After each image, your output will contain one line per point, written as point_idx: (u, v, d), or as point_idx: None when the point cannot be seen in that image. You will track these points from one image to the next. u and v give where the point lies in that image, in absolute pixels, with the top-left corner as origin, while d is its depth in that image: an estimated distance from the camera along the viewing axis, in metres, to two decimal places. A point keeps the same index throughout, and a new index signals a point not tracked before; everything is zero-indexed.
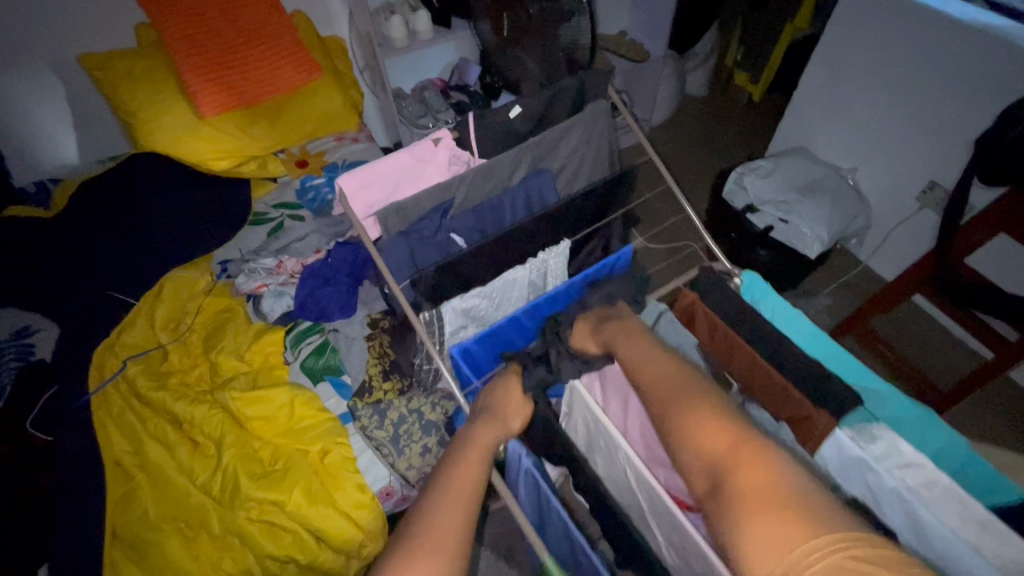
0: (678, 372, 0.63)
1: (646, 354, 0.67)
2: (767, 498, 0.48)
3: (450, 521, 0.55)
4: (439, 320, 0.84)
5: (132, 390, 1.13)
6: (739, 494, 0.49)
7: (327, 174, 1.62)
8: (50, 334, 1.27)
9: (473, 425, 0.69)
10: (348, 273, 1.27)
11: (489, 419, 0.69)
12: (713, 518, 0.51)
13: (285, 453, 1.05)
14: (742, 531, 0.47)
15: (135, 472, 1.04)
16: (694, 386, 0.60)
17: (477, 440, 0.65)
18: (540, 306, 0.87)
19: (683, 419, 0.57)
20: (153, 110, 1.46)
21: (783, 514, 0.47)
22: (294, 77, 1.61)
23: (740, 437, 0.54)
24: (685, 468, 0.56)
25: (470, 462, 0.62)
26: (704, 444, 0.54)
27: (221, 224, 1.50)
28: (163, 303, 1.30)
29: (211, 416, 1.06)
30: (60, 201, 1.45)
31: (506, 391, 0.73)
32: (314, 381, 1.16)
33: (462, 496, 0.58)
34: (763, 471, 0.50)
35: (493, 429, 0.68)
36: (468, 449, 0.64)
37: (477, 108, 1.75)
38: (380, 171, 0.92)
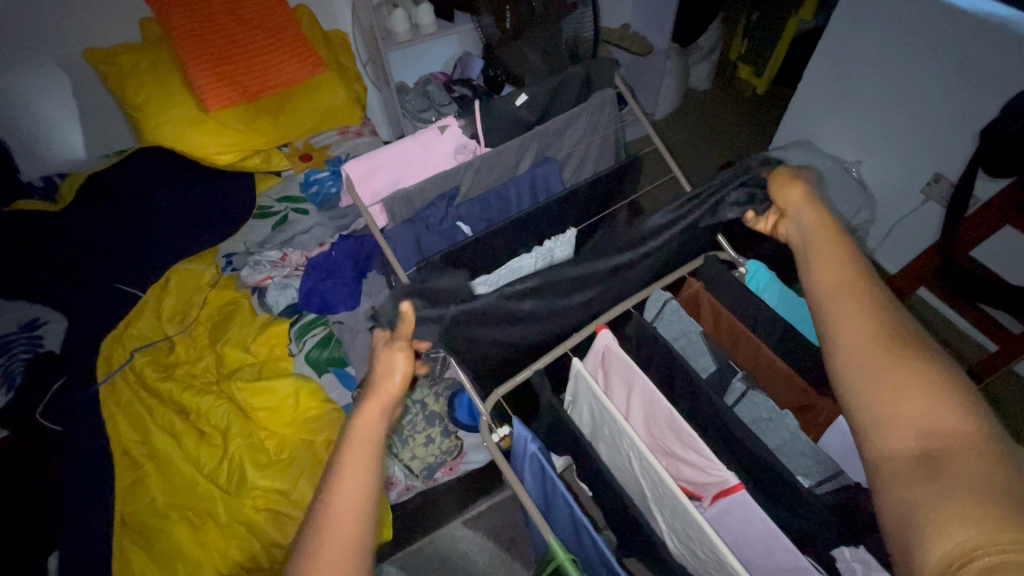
0: (890, 313, 0.53)
1: (857, 289, 0.56)
2: (987, 487, 0.40)
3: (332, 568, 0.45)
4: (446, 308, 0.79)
5: (139, 381, 1.14)
6: (953, 471, 0.41)
7: (332, 167, 1.64)
8: (59, 326, 1.28)
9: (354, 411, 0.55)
10: (351, 266, 1.28)
11: (368, 401, 0.56)
12: (897, 482, 0.44)
13: (290, 443, 1.06)
14: (940, 504, 0.40)
15: (144, 462, 1.05)
16: (913, 339, 0.51)
17: (353, 435, 0.53)
18: None
19: (895, 377, 0.48)
20: (160, 104, 1.47)
21: (1000, 509, 0.38)
22: (298, 72, 1.62)
23: (972, 423, 0.45)
24: (877, 417, 0.48)
25: (348, 476, 0.50)
26: (912, 413, 0.46)
27: (227, 218, 1.51)
28: (170, 296, 1.31)
29: (217, 406, 1.07)
30: (67, 195, 1.46)
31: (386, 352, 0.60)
32: (319, 372, 1.18)
33: (345, 532, 0.47)
34: (987, 466, 0.41)
35: (372, 416, 0.55)
36: (347, 456, 0.51)
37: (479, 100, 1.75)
38: (386, 158, 0.91)
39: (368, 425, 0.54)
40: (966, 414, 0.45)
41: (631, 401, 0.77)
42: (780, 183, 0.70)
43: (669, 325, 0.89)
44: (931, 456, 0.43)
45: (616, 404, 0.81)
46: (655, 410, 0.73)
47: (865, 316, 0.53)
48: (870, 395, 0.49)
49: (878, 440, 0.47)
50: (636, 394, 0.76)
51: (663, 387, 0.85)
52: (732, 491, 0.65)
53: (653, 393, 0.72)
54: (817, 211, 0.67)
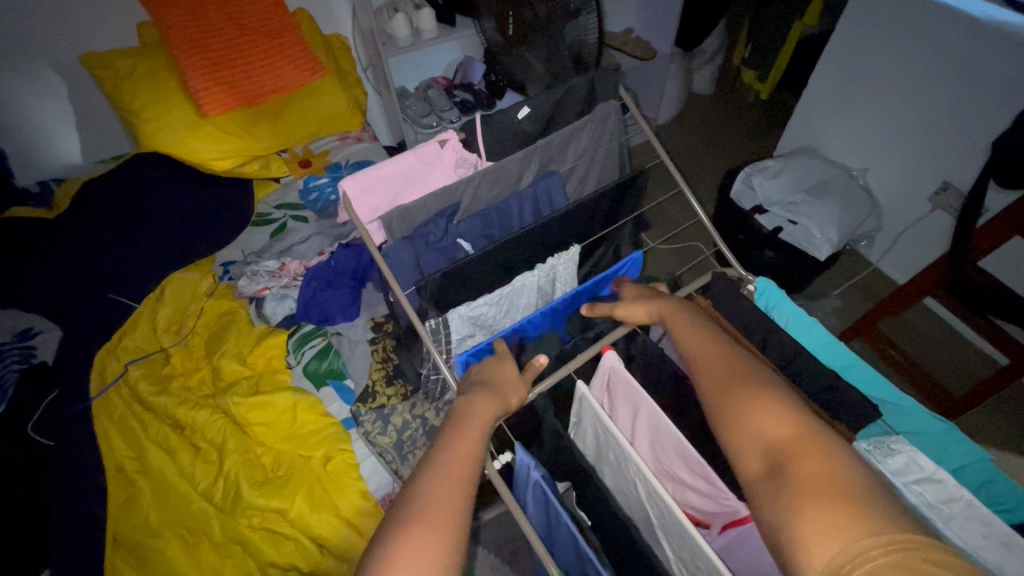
0: (737, 354, 0.61)
1: (707, 338, 0.64)
2: (832, 488, 0.45)
3: (450, 492, 0.52)
4: (445, 328, 0.79)
5: (133, 395, 1.11)
6: (800, 481, 0.47)
7: (330, 174, 1.63)
8: (53, 338, 1.25)
9: (473, 397, 0.63)
10: (351, 277, 1.27)
11: (488, 392, 0.64)
12: (763, 500, 0.49)
13: (287, 459, 1.04)
14: (801, 518, 0.45)
15: (137, 478, 1.02)
16: (755, 370, 0.59)
17: (475, 413, 0.60)
18: (558, 308, 0.81)
19: (741, 403, 0.55)
20: (156, 110, 1.45)
21: (850, 510, 0.44)
22: (296, 77, 1.60)
23: (806, 429, 0.51)
24: (740, 446, 0.53)
25: (467, 433, 0.58)
26: (761, 429, 0.52)
27: (224, 226, 1.49)
28: (165, 306, 1.29)
29: (212, 421, 1.05)
30: (63, 203, 1.44)
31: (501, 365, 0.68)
32: (317, 386, 1.15)
33: (462, 470, 0.54)
34: (825, 463, 0.48)
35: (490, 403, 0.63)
36: (465, 421, 0.60)
37: (481, 106, 1.73)
38: (386, 173, 0.88)
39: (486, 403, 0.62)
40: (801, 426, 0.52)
41: (636, 425, 0.75)
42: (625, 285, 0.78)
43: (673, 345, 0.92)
44: (784, 466, 0.49)
45: (622, 428, 0.79)
46: (662, 435, 0.70)
47: (718, 358, 0.61)
48: (731, 428, 0.55)
49: (741, 466, 0.53)
50: (641, 418, 0.73)
51: (669, 406, 0.83)
52: (742, 522, 0.63)
53: (661, 418, 0.69)
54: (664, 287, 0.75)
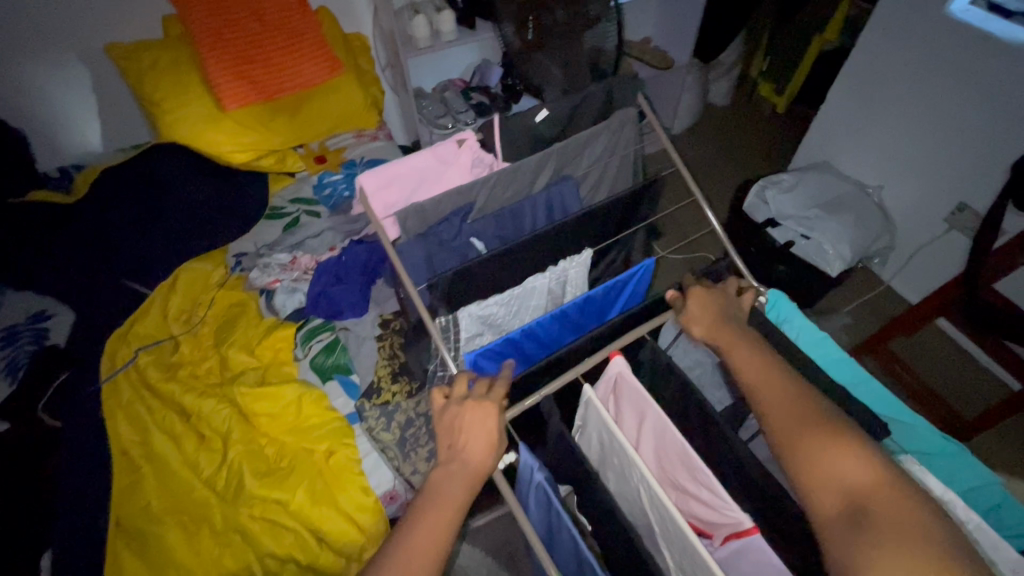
0: (798, 388, 0.61)
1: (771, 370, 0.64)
2: (902, 531, 0.48)
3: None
4: (455, 325, 0.79)
5: (142, 381, 1.12)
6: (876, 524, 0.49)
7: (345, 171, 1.67)
8: (66, 321, 1.26)
9: (442, 475, 0.60)
10: (361, 273, 1.28)
11: (457, 465, 0.61)
12: (837, 540, 0.50)
13: (291, 451, 1.04)
14: (879, 559, 0.46)
15: (141, 463, 1.02)
16: (819, 407, 0.59)
17: (444, 498, 0.58)
18: (569, 312, 0.80)
19: (815, 443, 0.55)
20: (175, 102, 1.49)
21: (920, 556, 0.46)
22: (314, 75, 1.64)
23: (876, 470, 0.53)
24: (811, 487, 0.54)
25: (432, 526, 0.56)
26: (837, 470, 0.53)
27: (238, 220, 1.51)
28: (176, 296, 1.28)
29: (219, 409, 1.06)
30: (79, 191, 1.48)
31: (469, 423, 0.63)
32: (323, 380, 1.17)
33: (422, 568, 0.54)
34: (897, 506, 0.50)
35: (460, 477, 0.60)
36: (432, 507, 0.58)
37: (496, 109, 1.76)
38: (403, 170, 0.88)
39: (455, 482, 0.60)
40: (872, 468, 0.53)
41: (642, 432, 0.74)
42: (688, 299, 0.75)
43: (684, 353, 0.93)
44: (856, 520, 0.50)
45: (626, 434, 0.78)
46: (668, 443, 0.70)
47: (784, 393, 0.61)
48: (801, 468, 0.55)
49: (812, 505, 0.53)
50: (647, 426, 0.73)
51: (675, 416, 0.82)
52: (746, 534, 0.62)
53: (667, 426, 0.69)
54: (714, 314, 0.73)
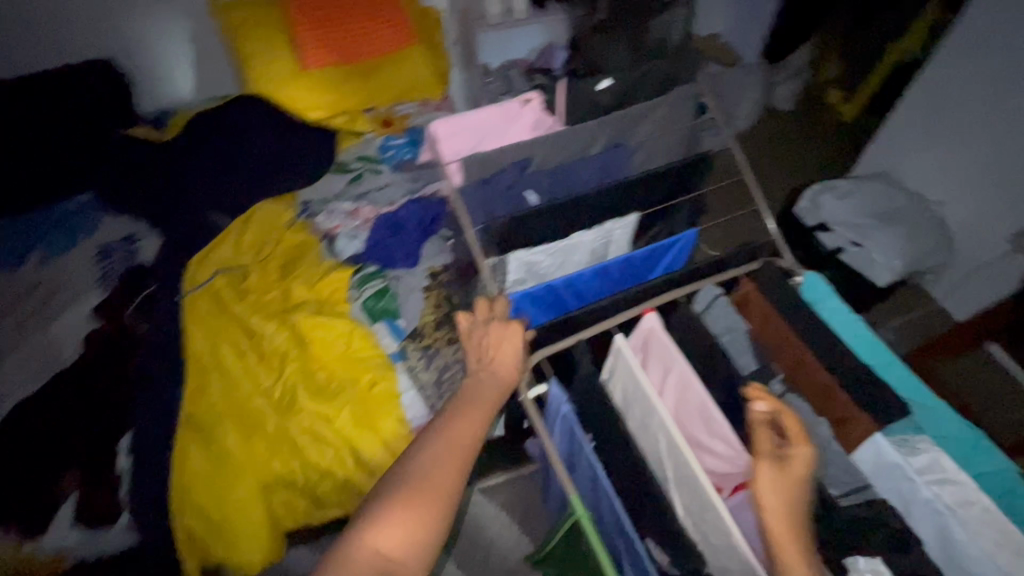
0: None
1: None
2: None
3: (446, 471, 0.63)
4: (503, 268, 0.86)
5: (217, 299, 1.25)
6: None
7: (408, 136, 1.76)
8: (153, 243, 1.47)
9: (476, 380, 0.73)
10: (417, 226, 1.39)
11: (487, 374, 0.73)
12: None
13: (339, 377, 1.15)
14: None
15: (210, 370, 1.15)
16: None
17: (479, 396, 0.70)
18: (608, 268, 0.86)
19: None
20: (261, 58, 1.66)
21: None
22: (391, 42, 1.78)
23: None
24: None
25: (467, 417, 0.68)
26: None
27: (308, 171, 1.62)
28: (251, 230, 1.40)
29: (280, 333, 1.17)
30: (172, 135, 1.64)
31: (501, 340, 0.76)
32: (371, 320, 1.25)
33: (460, 446, 0.65)
34: None
35: (491, 387, 0.72)
36: (466, 403, 0.69)
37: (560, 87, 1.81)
38: (471, 122, 0.98)
39: (487, 389, 0.72)
40: None
41: (665, 386, 0.80)
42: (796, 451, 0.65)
43: (718, 319, 0.89)
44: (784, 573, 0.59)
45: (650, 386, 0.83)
46: (688, 397, 0.75)
47: None
48: None
49: None
50: (669, 379, 0.78)
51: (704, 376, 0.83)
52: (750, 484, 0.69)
53: (690, 381, 0.74)
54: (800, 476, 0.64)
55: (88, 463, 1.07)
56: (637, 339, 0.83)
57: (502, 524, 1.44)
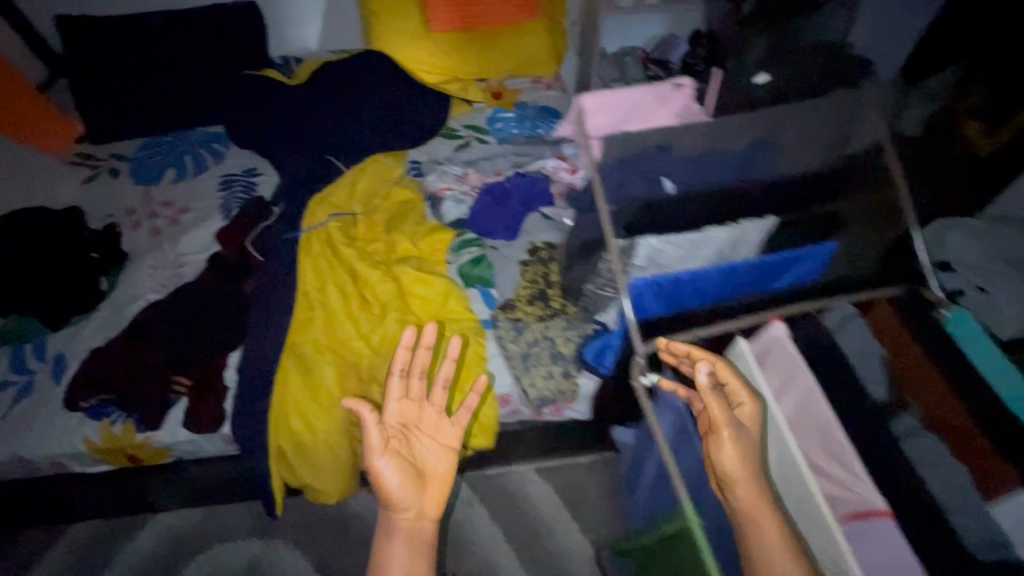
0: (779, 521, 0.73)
1: (761, 504, 0.74)
2: None
3: (417, 534, 0.94)
4: (631, 251, 0.85)
5: (328, 241, 1.29)
6: None
7: (517, 111, 1.77)
8: (271, 180, 1.56)
9: (425, 453, 1.00)
10: (521, 199, 1.41)
11: (432, 446, 1.00)
12: None
13: (432, 334, 1.19)
14: None
15: (315, 307, 1.20)
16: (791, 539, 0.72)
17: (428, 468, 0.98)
18: (736, 270, 0.83)
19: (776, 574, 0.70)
20: (391, 15, 1.74)
21: None
22: (516, 15, 1.80)
23: None
24: None
25: (429, 487, 0.97)
26: None
27: (420, 134, 1.66)
28: (364, 179, 1.45)
29: (384, 283, 1.21)
30: (299, 81, 1.71)
31: (435, 422, 1.01)
32: (466, 284, 1.29)
33: (423, 510, 0.96)
34: None
35: (439, 457, 0.99)
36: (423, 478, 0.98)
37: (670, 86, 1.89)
38: (619, 105, 1.17)
39: (437, 464, 0.99)
40: None
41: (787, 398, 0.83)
42: (750, 400, 0.77)
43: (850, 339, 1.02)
44: (752, 531, 0.73)
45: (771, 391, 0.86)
46: (812, 416, 0.79)
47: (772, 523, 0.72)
48: None
49: None
50: (793, 389, 0.82)
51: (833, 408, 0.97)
52: (874, 514, 0.72)
53: (815, 399, 0.78)
54: (754, 411, 0.77)
55: (198, 372, 1.17)
56: (758, 342, 0.86)
57: (553, 506, 1.49)
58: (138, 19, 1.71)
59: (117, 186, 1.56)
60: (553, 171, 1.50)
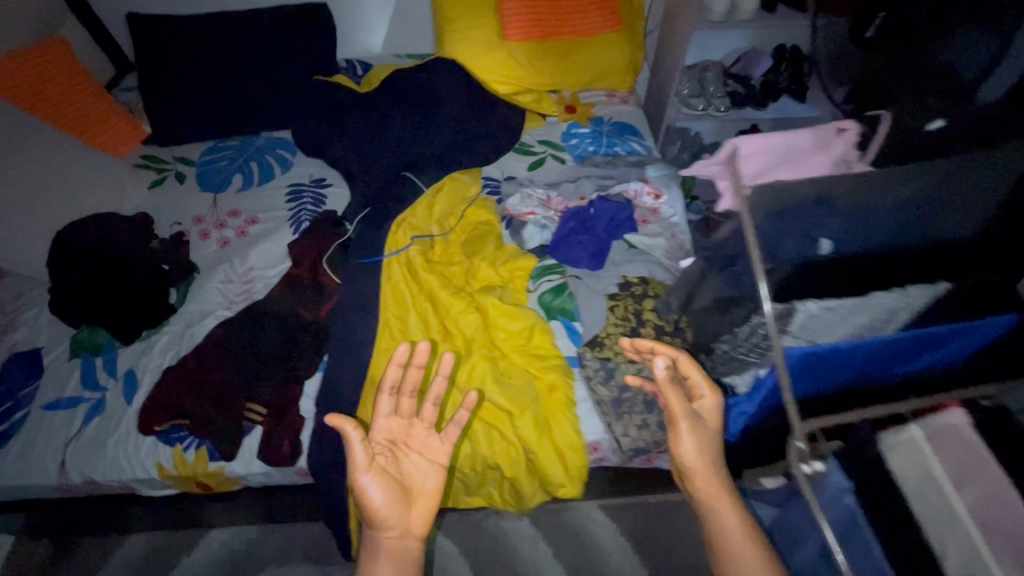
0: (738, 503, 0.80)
1: (718, 485, 0.80)
2: None
3: (400, 554, 0.84)
4: (790, 314, 0.78)
5: (407, 265, 1.24)
6: None
7: (592, 127, 1.69)
8: (341, 192, 1.51)
9: (411, 466, 0.92)
10: (606, 226, 1.34)
11: (414, 458, 0.93)
12: None
13: (517, 371, 1.10)
14: None
15: (397, 337, 1.16)
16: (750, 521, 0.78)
17: (410, 481, 0.91)
18: (912, 341, 0.75)
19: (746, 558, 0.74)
20: (465, 23, 1.66)
21: None
22: (596, 25, 1.71)
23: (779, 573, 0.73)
24: None
25: (414, 503, 0.89)
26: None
27: (494, 146, 1.58)
28: (442, 198, 1.39)
29: (467, 313, 1.15)
30: (368, 88, 1.67)
31: (424, 437, 0.95)
32: (549, 316, 1.23)
33: (412, 526, 0.87)
34: None
35: (421, 469, 0.92)
36: (411, 494, 0.90)
37: (750, 104, 1.85)
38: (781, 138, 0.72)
39: (418, 476, 0.91)
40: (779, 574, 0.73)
41: None
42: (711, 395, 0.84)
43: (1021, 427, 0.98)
44: (710, 514, 0.79)
45: None
46: None
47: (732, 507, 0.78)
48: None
49: None
50: None
51: None
52: None
53: None
54: (716, 400, 0.84)
55: (272, 400, 1.12)
56: None
57: (620, 549, 1.41)
58: (211, 19, 1.68)
59: (185, 193, 1.52)
60: (635, 195, 1.44)
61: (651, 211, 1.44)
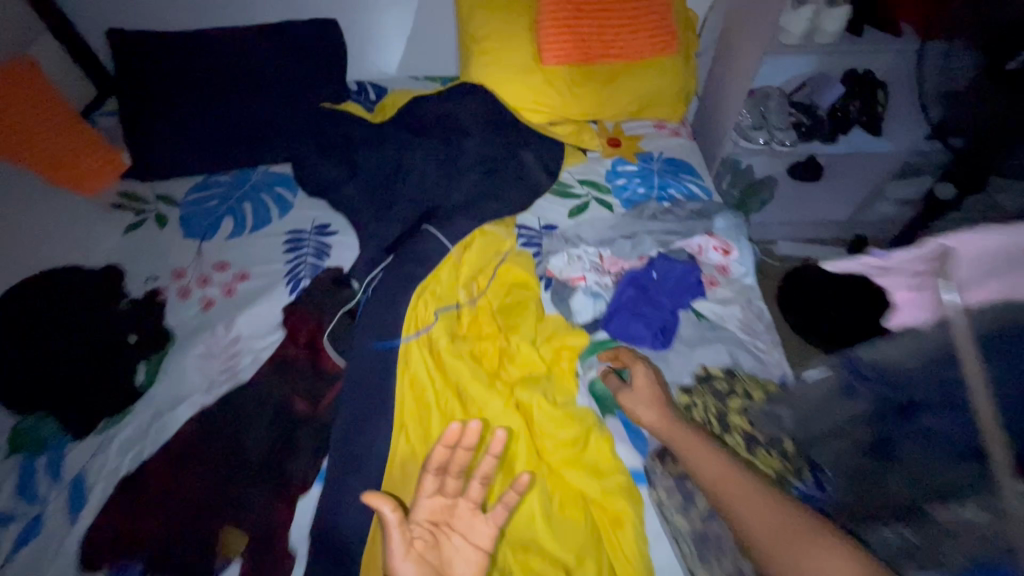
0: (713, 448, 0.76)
1: (677, 425, 0.82)
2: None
3: None
4: None
5: (430, 347, 1.01)
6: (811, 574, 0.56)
7: (642, 163, 1.45)
8: (348, 242, 1.29)
9: (455, 552, 0.72)
10: (672, 294, 1.11)
11: (453, 528, 0.73)
12: None
13: (571, 495, 0.86)
14: None
15: (417, 445, 0.92)
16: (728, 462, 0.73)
17: (449, 565, 0.70)
18: None
19: (740, 503, 0.67)
20: (496, 44, 1.44)
21: None
22: (648, 47, 1.46)
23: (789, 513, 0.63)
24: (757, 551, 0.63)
25: None
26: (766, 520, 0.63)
27: (528, 186, 1.34)
28: (471, 256, 1.16)
29: (507, 415, 0.91)
30: (383, 118, 1.45)
31: (469, 515, 0.75)
32: (604, 412, 0.98)
33: None
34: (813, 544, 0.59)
35: (463, 548, 0.72)
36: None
37: (819, 139, 1.61)
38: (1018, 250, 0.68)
39: (466, 565, 0.71)
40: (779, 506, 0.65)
41: None
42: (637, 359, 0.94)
43: None
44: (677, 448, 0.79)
45: None
46: None
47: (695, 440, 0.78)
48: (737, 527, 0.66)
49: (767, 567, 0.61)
50: None
51: None
52: None
53: None
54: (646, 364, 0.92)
55: (256, 524, 0.88)
56: None
57: None
58: (202, 36, 1.46)
59: (163, 240, 1.29)
60: (699, 250, 1.19)
61: (719, 270, 1.19)
